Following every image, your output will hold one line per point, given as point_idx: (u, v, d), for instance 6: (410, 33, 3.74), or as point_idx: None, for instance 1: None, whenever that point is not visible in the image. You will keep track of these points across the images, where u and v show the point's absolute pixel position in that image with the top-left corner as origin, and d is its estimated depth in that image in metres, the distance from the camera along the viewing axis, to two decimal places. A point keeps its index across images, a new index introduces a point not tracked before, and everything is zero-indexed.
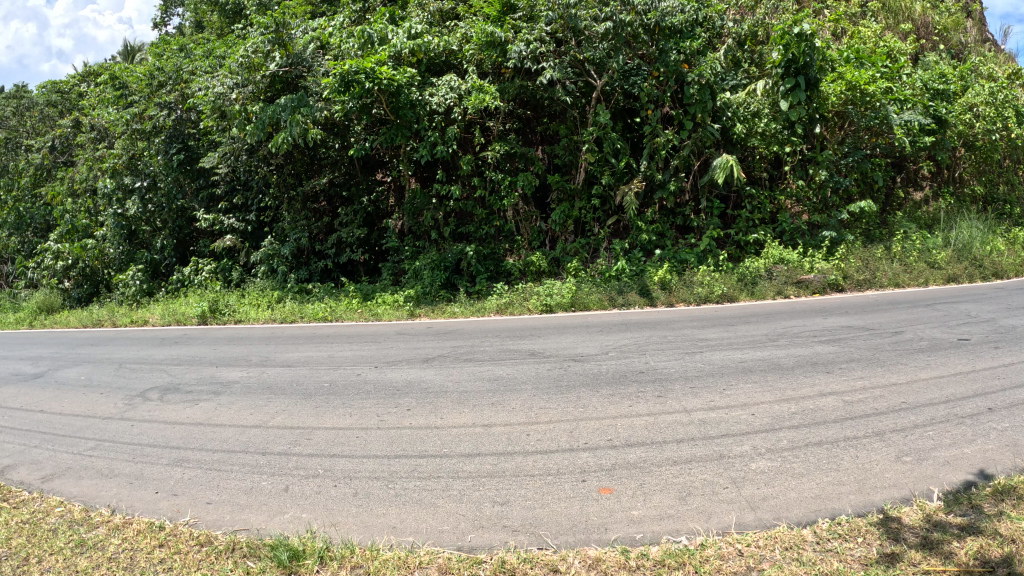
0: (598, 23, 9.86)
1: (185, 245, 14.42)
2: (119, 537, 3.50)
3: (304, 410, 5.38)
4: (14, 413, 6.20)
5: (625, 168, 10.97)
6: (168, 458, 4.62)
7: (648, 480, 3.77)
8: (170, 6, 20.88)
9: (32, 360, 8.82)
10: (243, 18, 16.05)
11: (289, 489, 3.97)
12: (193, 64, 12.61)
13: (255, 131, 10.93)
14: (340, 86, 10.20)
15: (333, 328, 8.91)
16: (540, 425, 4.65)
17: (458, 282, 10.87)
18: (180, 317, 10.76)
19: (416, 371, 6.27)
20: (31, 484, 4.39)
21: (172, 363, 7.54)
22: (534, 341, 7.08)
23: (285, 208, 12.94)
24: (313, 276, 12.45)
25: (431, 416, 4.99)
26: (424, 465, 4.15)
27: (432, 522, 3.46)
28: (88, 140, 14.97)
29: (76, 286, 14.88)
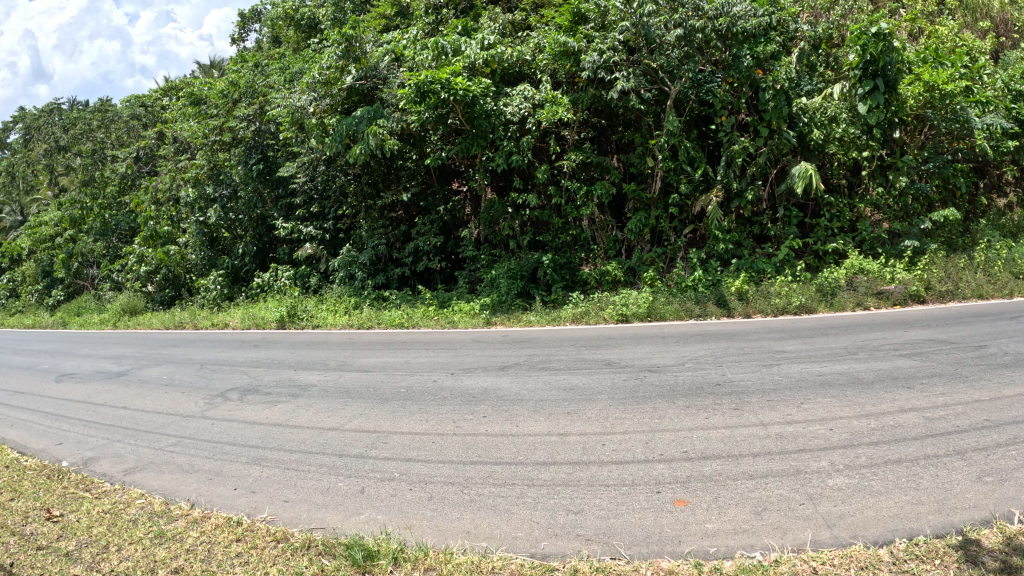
0: (670, 32, 9.80)
1: (265, 252, 14.59)
2: (198, 530, 3.56)
3: (382, 414, 5.42)
4: (102, 409, 6.40)
5: (701, 177, 10.78)
6: (246, 456, 4.70)
7: (724, 494, 3.68)
8: (248, 24, 21.63)
9: (117, 359, 9.17)
10: (318, 33, 16.42)
11: (366, 490, 4.00)
12: (272, 79, 13.05)
13: (332, 142, 11.15)
14: (416, 97, 10.30)
15: (410, 335, 8.98)
16: (617, 435, 4.59)
17: (534, 291, 10.76)
18: (261, 321, 11.04)
19: (494, 378, 6.26)
20: (113, 476, 4.55)
21: (251, 366, 7.70)
22: (610, 351, 7.02)
23: (362, 216, 13.01)
24: (390, 283, 12.60)
25: (508, 424, 4.97)
26: (498, 471, 4.13)
27: (506, 528, 3.44)
28: (171, 152, 15.40)
29: (160, 289, 15.59)
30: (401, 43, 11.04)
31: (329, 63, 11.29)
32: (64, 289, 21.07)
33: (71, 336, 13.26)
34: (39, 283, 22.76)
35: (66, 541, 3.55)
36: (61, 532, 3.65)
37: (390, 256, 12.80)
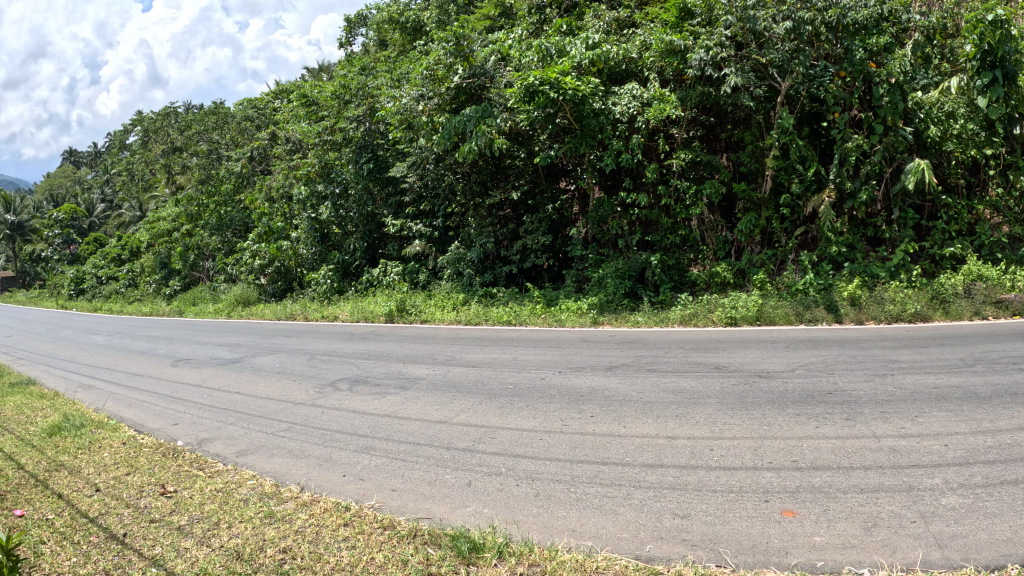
0: (778, 24, 9.48)
1: (374, 248, 14.93)
2: (307, 512, 3.64)
3: (489, 409, 5.42)
4: (218, 394, 6.70)
5: (814, 177, 10.42)
6: (355, 444, 4.78)
7: (833, 506, 3.52)
8: (354, 30, 22.36)
9: (231, 347, 9.80)
10: (423, 35, 16.69)
11: (473, 483, 3.99)
12: (378, 80, 13.46)
13: (441, 139, 11.31)
14: (525, 97, 10.42)
15: (517, 332, 8.96)
16: (725, 440, 4.46)
17: (642, 291, 10.61)
18: (370, 315, 11.34)
19: (601, 378, 6.19)
20: (227, 457, 4.75)
21: (360, 358, 7.83)
22: (719, 354, 6.85)
23: (471, 215, 13.26)
24: (498, 281, 12.65)
25: (615, 424, 4.89)
26: (605, 471, 4.06)
27: (613, 528, 3.38)
28: (284, 151, 16.26)
29: (272, 282, 16.31)
30: (507, 42, 11.03)
31: (438, 61, 11.45)
32: (181, 281, 22.27)
33: (190, 327, 13.93)
34: (157, 273, 24.01)
35: (179, 515, 3.70)
36: (174, 507, 3.81)
37: (498, 254, 12.84)
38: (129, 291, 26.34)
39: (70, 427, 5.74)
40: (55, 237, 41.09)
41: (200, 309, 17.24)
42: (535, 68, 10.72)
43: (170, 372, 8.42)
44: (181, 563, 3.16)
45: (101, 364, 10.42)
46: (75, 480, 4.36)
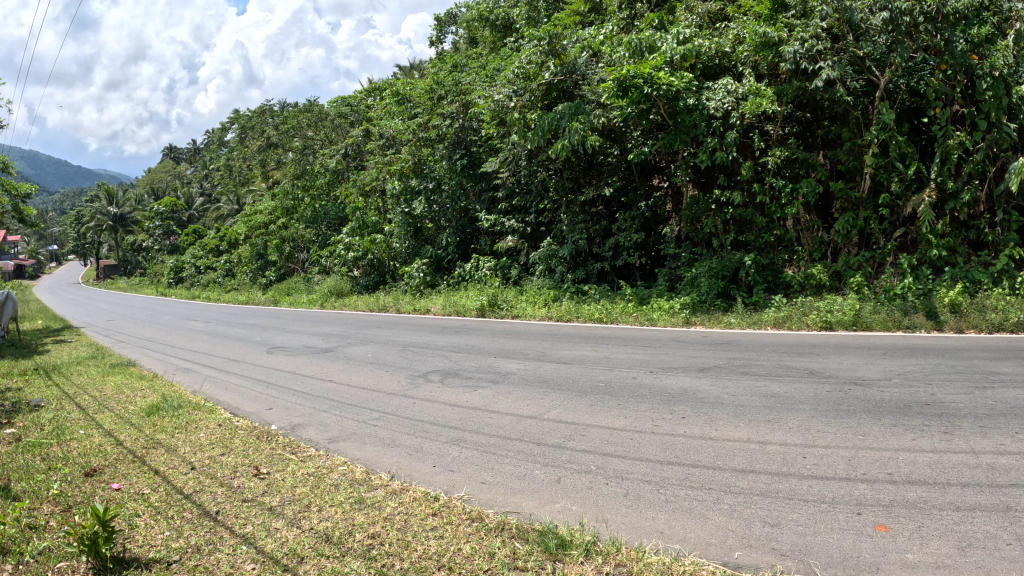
0: (875, 15, 9.27)
1: (467, 244, 15.81)
2: (396, 501, 3.88)
3: (580, 407, 5.51)
4: (314, 381, 7.50)
5: (914, 175, 10.02)
6: (446, 436, 5.08)
7: (929, 523, 3.31)
8: (444, 28, 22.98)
9: (325, 336, 11.02)
10: (512, 32, 16.90)
11: (562, 479, 4.07)
12: (470, 77, 14.47)
13: (535, 136, 11.47)
14: (618, 92, 10.39)
15: (607, 330, 9.10)
16: (819, 449, 4.31)
17: (735, 292, 10.44)
18: (462, 308, 12.18)
19: (692, 380, 6.11)
20: (319, 443, 5.22)
21: (451, 350, 8.44)
22: (813, 359, 6.67)
23: (563, 211, 13.51)
24: (590, 277, 12.62)
25: (706, 427, 4.82)
26: (695, 474, 4.00)
27: (701, 533, 3.30)
28: (378, 147, 17.71)
29: (364, 274, 17.56)
30: (598, 37, 11.07)
31: (530, 59, 11.52)
32: (277, 271, 23.71)
33: (287, 318, 14.83)
34: (253, 263, 25.40)
35: (271, 496, 4.05)
36: (266, 488, 4.20)
37: (590, 250, 12.88)
38: (226, 280, 27.59)
39: (168, 408, 6.61)
40: (157, 228, 43.50)
41: (293, 301, 18.54)
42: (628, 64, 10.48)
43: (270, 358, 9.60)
44: (271, 542, 3.44)
45: (199, 351, 11.20)
46: (172, 458, 4.96)
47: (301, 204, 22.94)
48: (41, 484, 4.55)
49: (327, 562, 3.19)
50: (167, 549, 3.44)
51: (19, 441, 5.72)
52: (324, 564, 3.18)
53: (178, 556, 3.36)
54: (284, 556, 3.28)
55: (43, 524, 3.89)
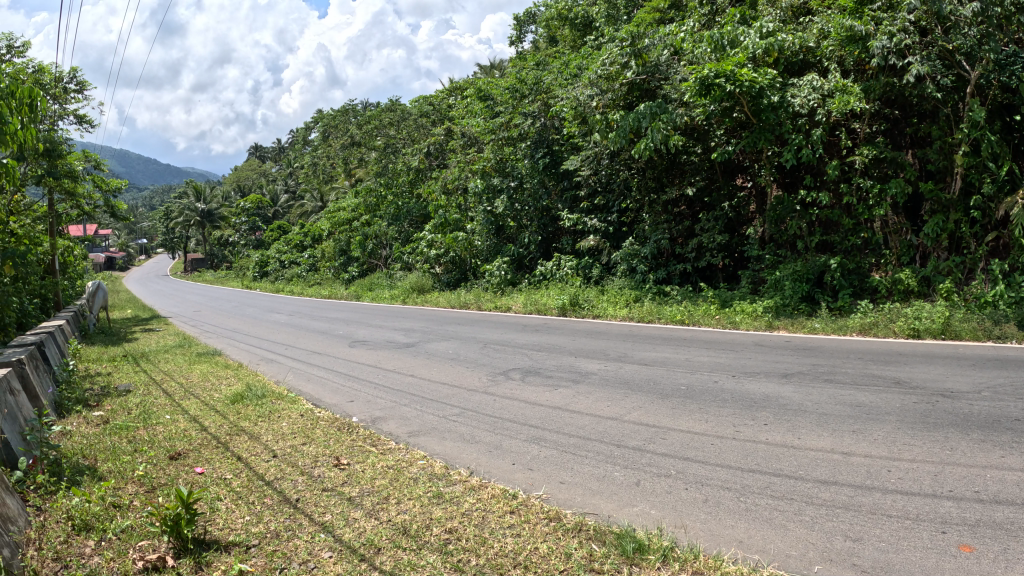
0: (965, 7, 8.95)
1: (549, 242, 15.98)
2: (475, 497, 4.02)
3: (661, 409, 5.63)
4: (396, 374, 7.97)
5: (1008, 176, 9.27)
6: (526, 434, 5.28)
7: (1017, 545, 3.13)
8: (523, 27, 23.28)
9: (406, 332, 11.42)
10: (591, 31, 17.12)
11: (641, 483, 4.15)
12: (553, 76, 14.87)
13: (617, 136, 11.54)
14: (701, 90, 10.30)
15: (688, 332, 9.17)
16: (903, 463, 4.17)
17: (819, 296, 10.22)
18: (544, 307, 12.54)
19: (775, 386, 6.02)
20: (400, 436, 5.47)
21: (531, 349, 8.82)
22: (899, 368, 6.46)
23: (646, 211, 13.42)
24: (672, 278, 12.67)
25: (789, 435, 4.74)
26: (777, 483, 3.94)
27: (781, 544, 3.23)
28: (461, 147, 18.93)
29: (447, 271, 18.23)
30: (680, 36, 11.15)
31: (613, 60, 11.72)
32: (359, 267, 24.24)
33: (370, 313, 15.31)
34: (336, 259, 26.00)
35: (350, 487, 4.23)
36: (346, 479, 4.37)
37: (673, 251, 12.96)
38: (308, 274, 28.29)
39: (251, 396, 6.82)
40: (242, 224, 45.16)
41: (375, 296, 19.12)
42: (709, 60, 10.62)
43: (354, 351, 9.94)
44: (349, 532, 3.59)
45: (284, 343, 11.54)
46: (253, 445, 5.14)
47: (383, 202, 23.41)
48: (127, 465, 4.73)
49: (404, 554, 3.32)
50: (246, 533, 3.62)
51: (107, 424, 5.91)
52: (400, 555, 3.30)
53: (257, 541, 3.52)
54: (361, 546, 3.42)
55: (127, 503, 4.04)
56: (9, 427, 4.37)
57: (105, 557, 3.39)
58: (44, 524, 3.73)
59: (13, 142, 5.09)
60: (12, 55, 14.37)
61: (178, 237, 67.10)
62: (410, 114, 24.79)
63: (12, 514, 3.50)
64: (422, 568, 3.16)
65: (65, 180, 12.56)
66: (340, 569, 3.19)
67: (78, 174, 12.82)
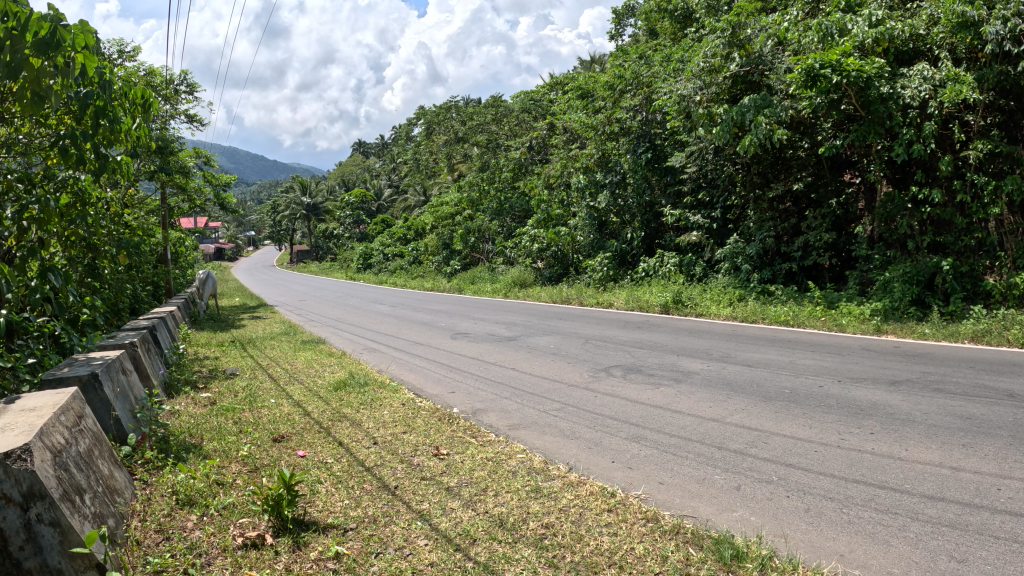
0: None
1: (651, 239, 15.97)
2: (573, 493, 4.02)
3: (764, 412, 5.52)
4: (497, 367, 8.05)
5: None
6: (626, 432, 5.26)
7: None
8: (624, 20, 23.22)
9: (508, 326, 11.54)
10: (692, 23, 16.99)
11: (742, 488, 4.07)
12: (653, 70, 14.74)
13: (721, 132, 11.51)
14: (807, 82, 10.28)
15: (793, 334, 8.97)
16: (1017, 480, 3.95)
17: (931, 299, 9.71)
18: (646, 304, 12.48)
19: (883, 393, 5.81)
20: (500, 429, 5.53)
21: (633, 346, 8.81)
22: (1018, 380, 6.13)
23: (751, 207, 13.17)
24: (777, 278, 12.45)
25: (896, 445, 4.57)
26: (881, 496, 3.81)
27: (883, 560, 3.12)
28: (564, 142, 19.17)
29: (549, 266, 18.41)
30: (784, 25, 11.20)
31: (715, 52, 11.98)
32: (462, 260, 24.63)
33: (471, 305, 15.56)
34: (439, 252, 26.39)
35: (449, 477, 4.29)
36: (445, 469, 4.43)
37: (778, 250, 12.73)
38: (411, 266, 28.82)
39: (354, 384, 6.98)
40: (348, 217, 46.38)
41: (477, 289, 19.42)
42: (816, 49, 10.61)
43: (457, 343, 10.04)
44: (446, 521, 3.63)
45: (386, 332, 11.78)
46: (355, 431, 5.26)
47: (486, 196, 23.67)
48: (232, 444, 4.91)
49: (498, 546, 3.34)
50: (344, 516, 3.70)
51: (213, 405, 6.13)
52: (495, 547, 3.32)
53: (354, 525, 3.60)
54: (457, 536, 3.45)
55: (230, 481, 4.19)
56: (122, 404, 4.58)
57: (206, 531, 3.52)
58: (150, 497, 3.88)
59: (126, 138, 5.31)
60: (125, 57, 15.01)
61: (285, 230, 69.09)
62: (511, 109, 24.97)
63: (120, 487, 3.64)
64: (517, 561, 3.18)
65: (176, 175, 13.05)
66: (435, 557, 3.23)
67: (188, 169, 13.29)
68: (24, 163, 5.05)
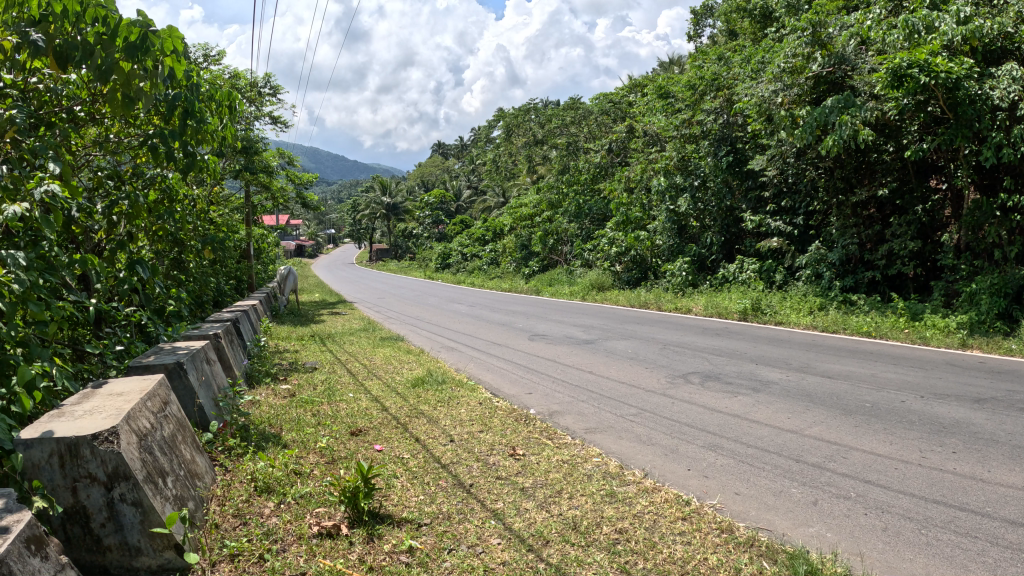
0: None
1: (731, 244, 15.87)
2: (648, 499, 4.05)
3: (844, 426, 5.43)
4: (574, 370, 8.09)
5: None
6: (703, 441, 5.24)
7: None
8: (703, 20, 23.03)
9: (586, 329, 11.57)
10: (771, 21, 16.76)
11: (819, 503, 4.04)
12: (733, 70, 14.61)
13: (803, 133, 11.31)
14: (892, 82, 10.02)
15: (875, 346, 8.77)
16: None
17: (1018, 313, 9.31)
18: (725, 311, 12.36)
19: (968, 411, 5.65)
20: (576, 432, 5.58)
21: (712, 353, 8.74)
22: None
23: (834, 213, 12.91)
24: (859, 287, 12.19)
25: (979, 466, 4.46)
26: (962, 518, 3.73)
27: None
28: (643, 144, 19.08)
29: (627, 270, 18.38)
30: (867, 23, 11.01)
31: (796, 52, 11.81)
32: (540, 262, 24.77)
33: (548, 308, 15.61)
34: (518, 253, 26.56)
35: (524, 477, 4.36)
36: (521, 470, 4.50)
37: (861, 257, 12.40)
38: (489, 267, 29.05)
39: (432, 382, 7.10)
40: (428, 218, 47.00)
41: (554, 292, 19.49)
42: (902, 47, 10.32)
43: (533, 346, 10.11)
44: (520, 521, 3.70)
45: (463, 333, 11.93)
46: (433, 429, 5.38)
47: (566, 199, 23.74)
48: (311, 436, 5.07)
49: (570, 549, 3.39)
50: (418, 511, 3.79)
51: (293, 397, 6.33)
52: (567, 550, 3.37)
53: (428, 520, 3.69)
54: (530, 537, 3.51)
55: (307, 471, 4.34)
56: (205, 393, 4.81)
57: (282, 519, 3.66)
58: (230, 483, 4.05)
59: (213, 139, 5.53)
60: (211, 61, 15.52)
61: (367, 229, 70.32)
62: (589, 111, 24.97)
63: (201, 471, 3.81)
64: (589, 564, 3.23)
65: (260, 174, 13.45)
66: (507, 556, 3.30)
67: (272, 168, 13.70)
68: (115, 161, 5.34)
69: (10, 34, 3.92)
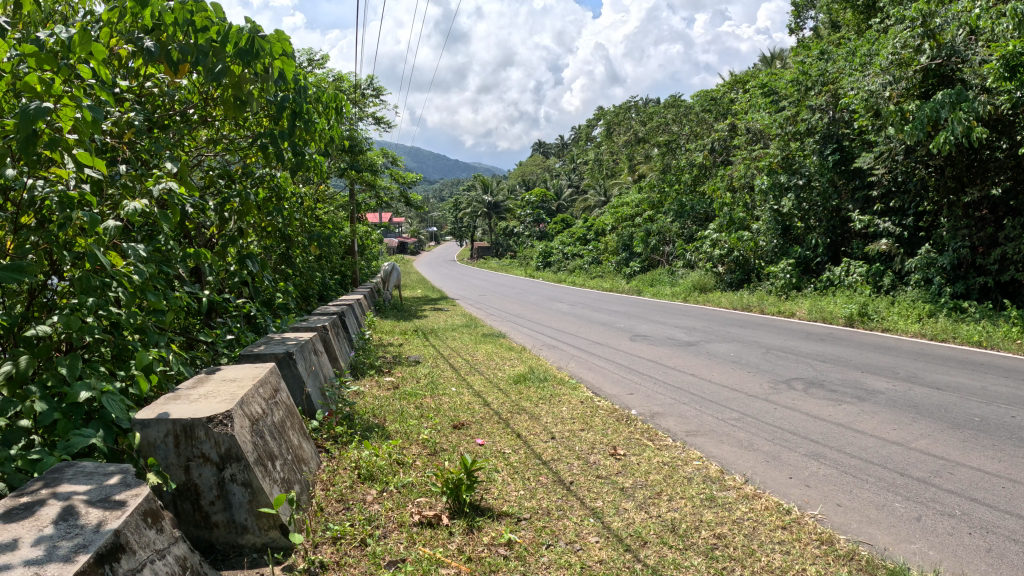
0: None
1: (837, 245, 15.48)
2: (748, 506, 4.05)
3: (952, 440, 5.29)
4: (674, 372, 8.07)
5: None
6: (806, 449, 5.19)
7: None
8: (805, 13, 22.53)
9: (687, 330, 11.50)
10: (875, 13, 16.30)
11: (923, 519, 3.97)
12: (837, 64, 14.25)
13: (913, 129, 10.93)
14: (1004, 73, 9.65)
15: (987, 357, 8.46)
16: None
17: None
18: (830, 316, 12.08)
19: None
20: (677, 434, 5.59)
21: (816, 359, 8.58)
22: None
23: (945, 214, 12.47)
24: (970, 293, 11.80)
25: None
26: None
27: None
28: (746, 142, 18.79)
29: (730, 272, 18.15)
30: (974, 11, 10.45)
31: (905, 44, 11.44)
32: (641, 262, 24.67)
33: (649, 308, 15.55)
34: (619, 253, 26.50)
35: (624, 478, 4.42)
36: (620, 470, 4.56)
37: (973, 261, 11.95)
38: (590, 267, 29.04)
39: (534, 379, 7.22)
40: (529, 217, 47.27)
41: (655, 293, 19.37)
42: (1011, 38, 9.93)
43: (634, 346, 10.12)
44: (618, 521, 3.76)
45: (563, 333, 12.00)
46: (534, 425, 5.49)
47: (667, 198, 23.55)
48: (413, 428, 5.24)
49: (668, 552, 3.43)
50: (518, 506, 3.91)
51: (397, 390, 6.54)
52: (664, 552, 3.42)
53: (527, 515, 3.80)
54: (628, 536, 3.58)
55: (410, 462, 4.51)
56: (313, 383, 5.06)
57: (385, 506, 3.83)
58: (336, 469, 4.25)
59: (320, 139, 5.75)
60: (316, 66, 16.00)
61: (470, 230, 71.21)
62: (690, 108, 24.70)
63: (308, 456, 4.00)
64: (687, 568, 3.27)
65: (365, 173, 13.85)
66: (605, 555, 3.36)
67: (376, 168, 14.08)
68: (228, 163, 5.62)
69: (124, 41, 4.18)
